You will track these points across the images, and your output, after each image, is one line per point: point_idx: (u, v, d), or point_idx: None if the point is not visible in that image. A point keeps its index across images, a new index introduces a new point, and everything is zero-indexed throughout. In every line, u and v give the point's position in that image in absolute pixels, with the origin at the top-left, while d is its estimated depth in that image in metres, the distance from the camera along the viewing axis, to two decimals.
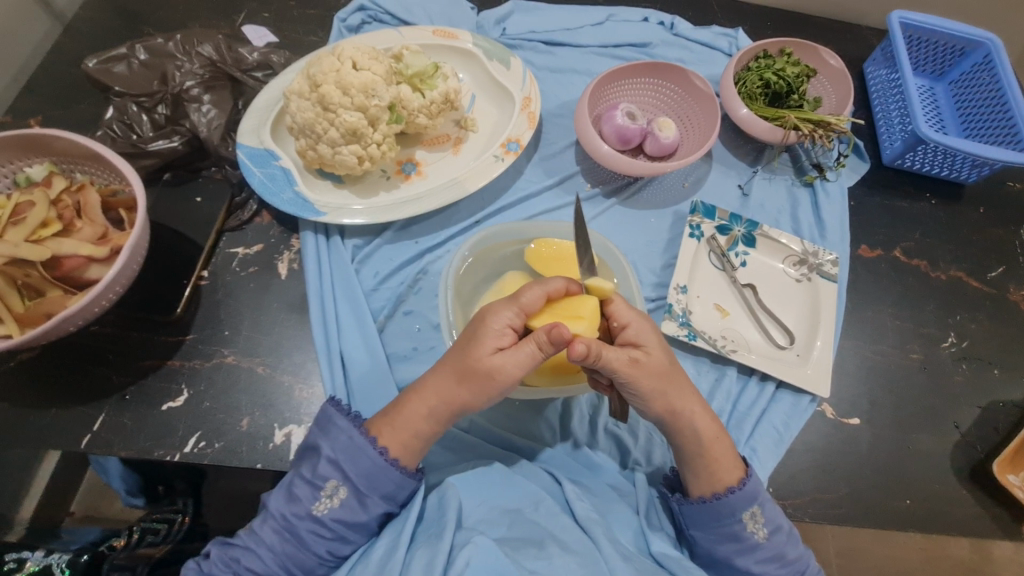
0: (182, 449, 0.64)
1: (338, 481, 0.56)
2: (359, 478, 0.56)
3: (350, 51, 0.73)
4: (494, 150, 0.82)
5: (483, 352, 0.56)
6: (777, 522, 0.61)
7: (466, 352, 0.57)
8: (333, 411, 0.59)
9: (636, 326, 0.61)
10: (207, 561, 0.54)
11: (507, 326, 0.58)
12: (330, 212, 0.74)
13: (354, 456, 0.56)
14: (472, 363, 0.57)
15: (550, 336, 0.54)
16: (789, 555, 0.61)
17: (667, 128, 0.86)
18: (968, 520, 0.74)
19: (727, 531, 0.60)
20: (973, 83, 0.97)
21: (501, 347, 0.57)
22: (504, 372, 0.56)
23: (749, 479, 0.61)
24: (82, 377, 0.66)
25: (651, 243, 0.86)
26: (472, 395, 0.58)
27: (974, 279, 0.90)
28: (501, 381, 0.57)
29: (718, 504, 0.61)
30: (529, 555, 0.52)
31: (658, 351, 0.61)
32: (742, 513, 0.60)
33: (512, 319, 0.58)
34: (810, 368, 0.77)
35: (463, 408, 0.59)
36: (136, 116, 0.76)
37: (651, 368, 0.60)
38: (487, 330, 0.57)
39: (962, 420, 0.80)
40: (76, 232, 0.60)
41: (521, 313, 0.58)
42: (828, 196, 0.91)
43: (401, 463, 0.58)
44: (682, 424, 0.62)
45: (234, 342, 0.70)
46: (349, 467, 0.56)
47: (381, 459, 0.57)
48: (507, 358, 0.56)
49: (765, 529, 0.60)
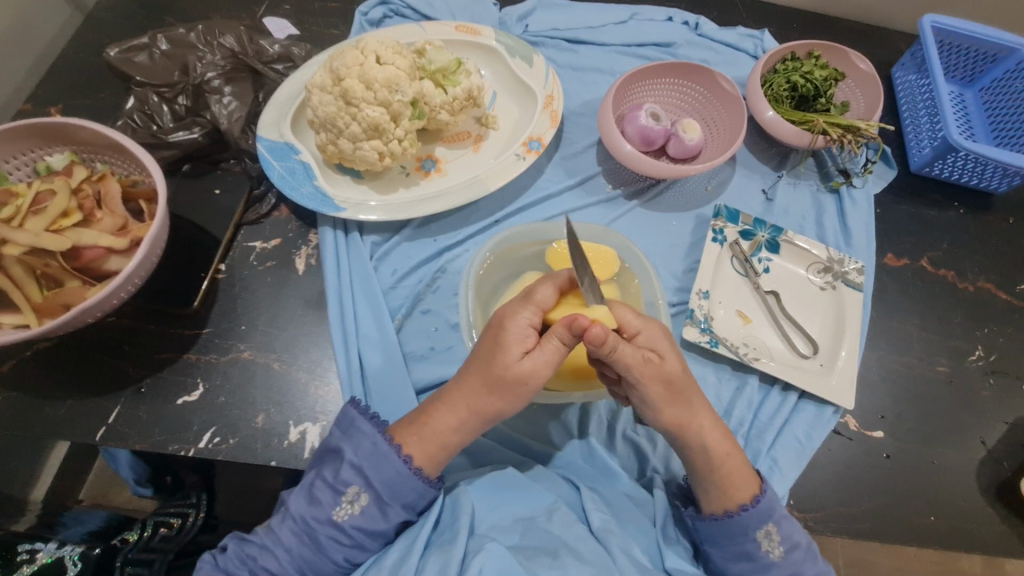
0: (196, 444, 0.64)
1: (360, 488, 0.55)
2: (382, 486, 0.55)
3: (374, 45, 0.71)
4: (516, 149, 0.80)
5: (511, 358, 0.55)
6: (794, 540, 0.59)
7: (491, 359, 0.56)
8: (357, 414, 0.58)
9: (648, 330, 0.59)
10: (223, 556, 0.53)
11: (528, 327, 0.56)
12: (349, 208, 0.73)
13: (378, 464, 0.55)
14: (500, 369, 0.55)
15: (570, 327, 0.53)
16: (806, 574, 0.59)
17: (692, 131, 0.84)
18: (992, 539, 0.72)
19: (740, 550, 0.59)
20: (1005, 90, 0.95)
21: (526, 349, 0.56)
22: (537, 375, 0.55)
23: (763, 496, 0.60)
24: (98, 368, 0.65)
25: (673, 247, 0.85)
26: (503, 401, 0.56)
27: (1003, 291, 0.87)
28: (533, 384, 0.56)
29: (730, 522, 0.59)
30: (543, 564, 0.51)
31: (671, 355, 0.59)
32: (755, 531, 0.59)
33: (531, 318, 0.57)
34: (834, 378, 0.75)
35: (496, 414, 0.58)
36: (156, 107, 0.75)
37: (671, 372, 0.58)
38: (507, 333, 0.56)
39: (988, 436, 0.78)
40: (96, 222, 0.59)
41: (539, 311, 0.57)
42: (854, 203, 0.89)
43: (424, 473, 0.57)
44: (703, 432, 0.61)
45: (250, 336, 0.70)
46: (372, 474, 0.55)
47: (404, 468, 0.56)
48: (537, 360, 0.55)
49: (781, 547, 0.59)
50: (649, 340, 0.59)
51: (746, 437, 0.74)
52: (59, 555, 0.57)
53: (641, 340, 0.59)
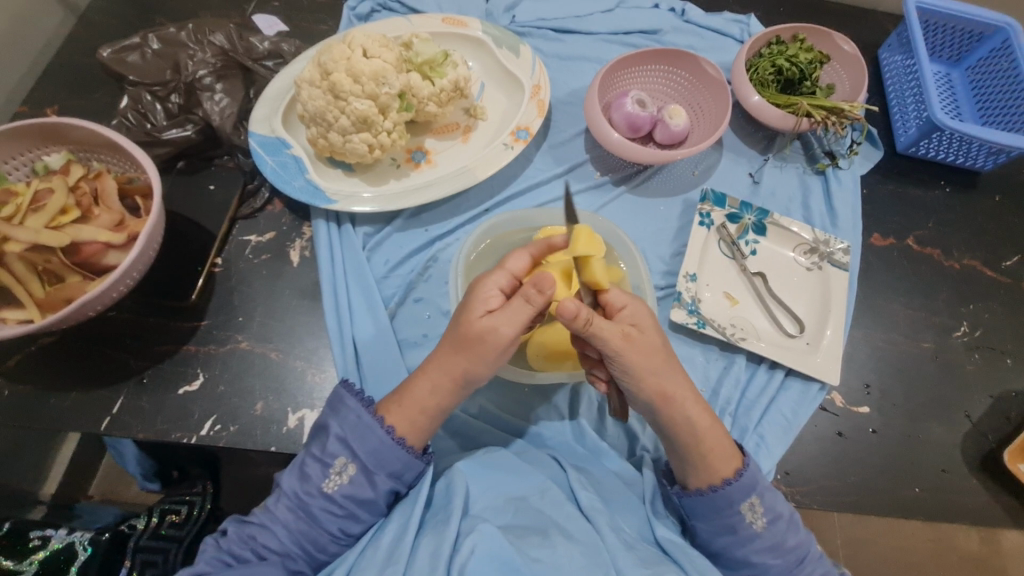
0: (198, 432, 0.66)
1: (347, 458, 0.57)
2: (367, 455, 0.57)
3: (360, 40, 0.73)
4: (504, 138, 0.82)
5: (473, 315, 0.58)
6: (777, 511, 0.61)
7: (458, 319, 0.59)
8: (344, 392, 0.60)
9: (631, 306, 0.61)
10: (226, 539, 0.55)
11: (498, 290, 0.60)
12: (341, 200, 0.75)
13: (363, 435, 0.58)
14: (462, 327, 0.58)
15: (540, 287, 0.56)
16: (788, 543, 0.60)
17: (678, 116, 0.85)
18: (977, 509, 0.74)
19: (726, 523, 0.61)
20: (990, 69, 0.95)
21: (490, 309, 0.58)
22: (495, 333, 0.57)
23: (746, 469, 0.61)
24: (99, 361, 0.67)
25: (661, 231, 0.86)
26: (467, 360, 0.58)
27: (989, 268, 0.89)
28: (493, 344, 0.57)
29: (714, 496, 0.61)
30: (533, 543, 0.53)
31: (648, 330, 0.61)
32: (740, 504, 0.61)
33: (502, 281, 0.60)
34: (820, 356, 0.77)
35: (463, 378, 0.59)
36: (149, 105, 0.77)
37: (646, 345, 0.60)
38: (476, 292, 0.59)
39: (973, 409, 0.79)
40: (94, 219, 0.61)
41: (510, 275, 0.61)
42: (840, 184, 0.91)
43: (408, 442, 0.59)
44: (675, 409, 0.62)
45: (248, 327, 0.71)
46: (357, 445, 0.57)
47: (387, 437, 0.58)
48: (497, 318, 0.57)
49: (764, 519, 0.60)
50: (630, 315, 0.61)
51: (734, 415, 0.76)
52: (70, 540, 0.61)
53: (625, 314, 0.60)
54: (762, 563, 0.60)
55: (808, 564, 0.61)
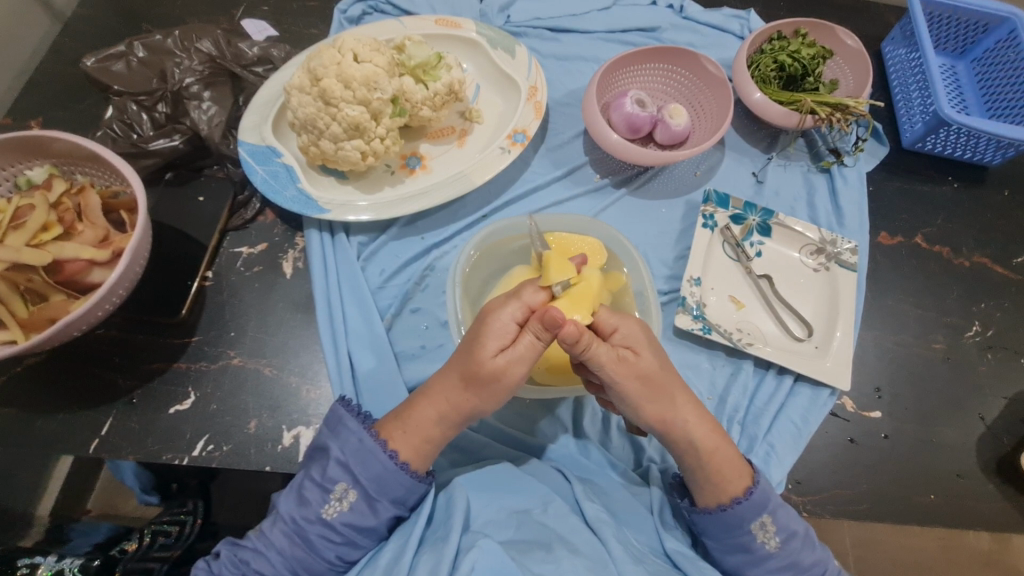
0: (190, 453, 0.64)
1: (348, 484, 0.55)
2: (369, 482, 0.56)
3: (350, 43, 0.70)
4: (501, 142, 0.79)
5: (485, 354, 0.56)
6: (791, 529, 0.59)
7: (468, 351, 0.57)
8: (343, 411, 0.58)
9: (625, 327, 0.60)
10: (217, 562, 0.53)
11: (512, 323, 0.56)
12: (334, 209, 0.73)
13: (364, 460, 0.56)
14: (474, 365, 0.56)
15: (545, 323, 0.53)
16: (803, 562, 0.59)
17: (678, 116, 0.83)
18: (994, 515, 0.72)
19: (737, 542, 0.59)
20: (996, 60, 0.93)
21: (502, 346, 0.56)
22: (509, 372, 0.56)
23: (757, 487, 0.59)
24: (88, 381, 0.65)
25: (663, 234, 0.84)
26: (477, 397, 0.58)
27: (999, 265, 0.86)
28: (507, 381, 0.56)
29: (724, 516, 0.59)
30: (536, 558, 0.50)
31: (646, 352, 0.59)
32: (751, 523, 0.58)
33: (516, 314, 0.57)
34: (829, 361, 0.75)
35: (474, 412, 0.59)
36: (135, 115, 0.75)
37: (640, 371, 0.58)
38: (488, 329, 0.56)
39: (987, 412, 0.77)
40: (78, 235, 0.59)
41: (524, 307, 0.57)
42: (845, 182, 0.88)
43: (411, 467, 0.57)
44: (678, 422, 0.60)
45: (241, 343, 0.69)
46: (359, 471, 0.56)
47: (390, 463, 0.56)
48: (510, 359, 0.55)
49: (777, 538, 0.58)
50: (625, 337, 0.59)
51: (742, 423, 0.74)
52: (59, 567, 0.55)
53: (618, 337, 0.59)
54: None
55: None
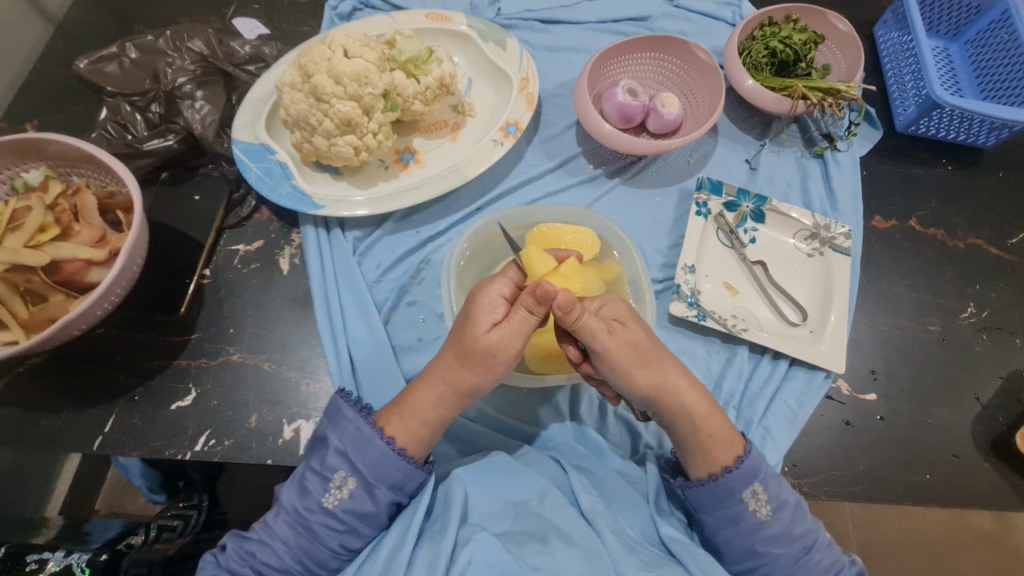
0: (192, 447, 0.65)
1: (347, 472, 0.56)
2: (367, 468, 0.56)
3: (341, 39, 0.71)
4: (493, 134, 0.80)
5: (479, 330, 0.57)
6: (782, 499, 0.60)
7: (461, 331, 0.58)
8: (343, 402, 0.59)
9: (610, 303, 0.62)
10: (224, 555, 0.54)
11: (500, 299, 0.58)
12: (329, 205, 0.73)
13: (362, 448, 0.57)
14: (468, 341, 0.57)
15: (537, 296, 0.54)
16: (795, 531, 0.59)
17: (670, 105, 0.83)
18: (991, 494, 0.73)
19: (731, 513, 0.59)
20: (990, 41, 0.92)
21: (495, 322, 0.57)
22: (504, 346, 0.57)
23: (748, 456, 0.60)
24: (90, 379, 0.66)
25: (657, 223, 0.84)
26: (475, 372, 0.58)
27: (994, 246, 0.87)
28: (502, 356, 0.57)
29: (716, 485, 0.60)
30: (532, 551, 0.51)
31: (634, 324, 0.61)
32: (742, 492, 0.59)
33: (503, 290, 0.59)
34: (824, 344, 0.75)
35: (471, 390, 0.59)
36: (130, 116, 0.75)
37: (631, 340, 0.59)
38: (479, 306, 0.58)
39: (983, 392, 0.77)
40: (75, 236, 0.59)
41: (511, 284, 0.60)
42: (839, 166, 0.89)
43: (408, 453, 0.58)
44: (670, 406, 0.61)
45: (240, 339, 0.70)
46: (356, 458, 0.56)
47: (388, 449, 0.57)
48: (504, 332, 0.56)
49: (768, 506, 0.59)
50: (611, 312, 0.61)
51: (737, 408, 0.75)
52: (68, 562, 0.57)
53: (604, 312, 0.61)
54: (768, 553, 0.59)
55: (815, 552, 0.59)
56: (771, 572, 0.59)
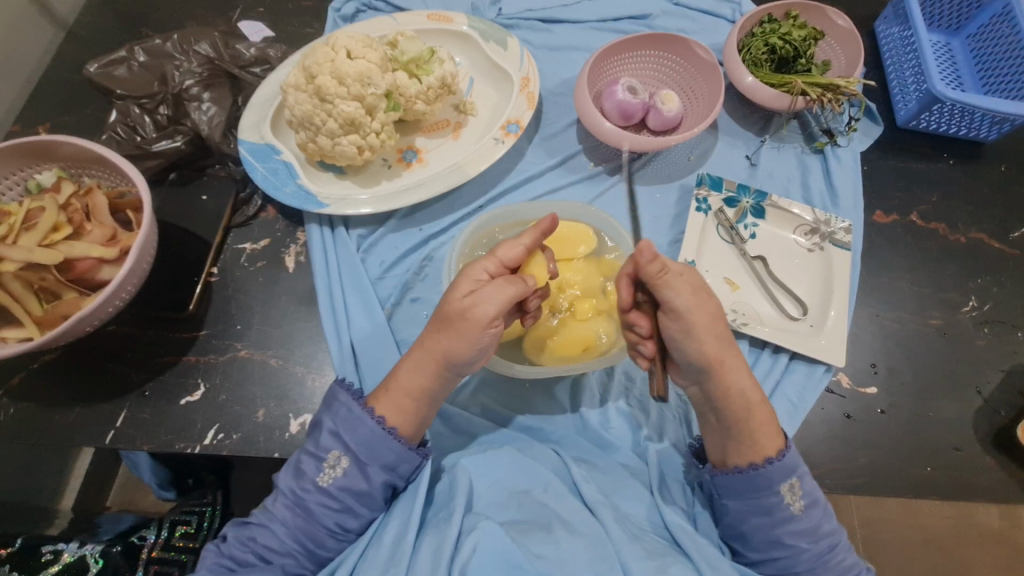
0: (201, 441, 0.66)
1: (340, 451, 0.57)
2: (359, 447, 0.58)
3: (343, 41, 0.72)
4: (494, 133, 0.81)
5: (455, 295, 0.58)
6: (814, 496, 0.60)
7: (443, 301, 0.60)
8: (337, 387, 0.60)
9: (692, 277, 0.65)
10: (227, 544, 0.55)
11: (484, 273, 0.59)
12: (333, 204, 0.74)
13: (353, 427, 0.58)
14: (446, 307, 0.58)
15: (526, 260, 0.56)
16: (823, 528, 0.60)
17: (670, 102, 0.84)
18: (993, 486, 0.73)
19: (764, 503, 0.60)
20: (991, 36, 0.92)
21: (472, 290, 0.58)
22: (474, 308, 0.57)
23: (789, 450, 0.61)
24: (102, 375, 0.68)
25: (657, 219, 0.85)
26: (453, 342, 0.58)
27: (996, 240, 0.87)
28: (474, 322, 0.57)
29: (755, 475, 0.60)
30: (535, 538, 0.52)
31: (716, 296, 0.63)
32: (779, 485, 0.60)
33: (488, 267, 0.60)
34: (824, 338, 0.76)
35: None
36: (138, 118, 0.77)
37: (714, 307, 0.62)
38: (462, 276, 0.60)
39: (984, 385, 0.78)
40: (87, 234, 0.61)
41: (499, 263, 0.60)
42: (839, 162, 0.89)
43: (398, 432, 0.59)
44: None
45: (246, 336, 0.72)
46: (349, 437, 0.58)
47: (378, 428, 0.58)
48: (476, 297, 0.57)
49: (801, 501, 0.60)
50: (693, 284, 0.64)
51: None
52: (82, 553, 0.63)
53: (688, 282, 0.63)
54: (795, 545, 0.59)
55: (837, 551, 0.60)
56: (794, 564, 0.59)
